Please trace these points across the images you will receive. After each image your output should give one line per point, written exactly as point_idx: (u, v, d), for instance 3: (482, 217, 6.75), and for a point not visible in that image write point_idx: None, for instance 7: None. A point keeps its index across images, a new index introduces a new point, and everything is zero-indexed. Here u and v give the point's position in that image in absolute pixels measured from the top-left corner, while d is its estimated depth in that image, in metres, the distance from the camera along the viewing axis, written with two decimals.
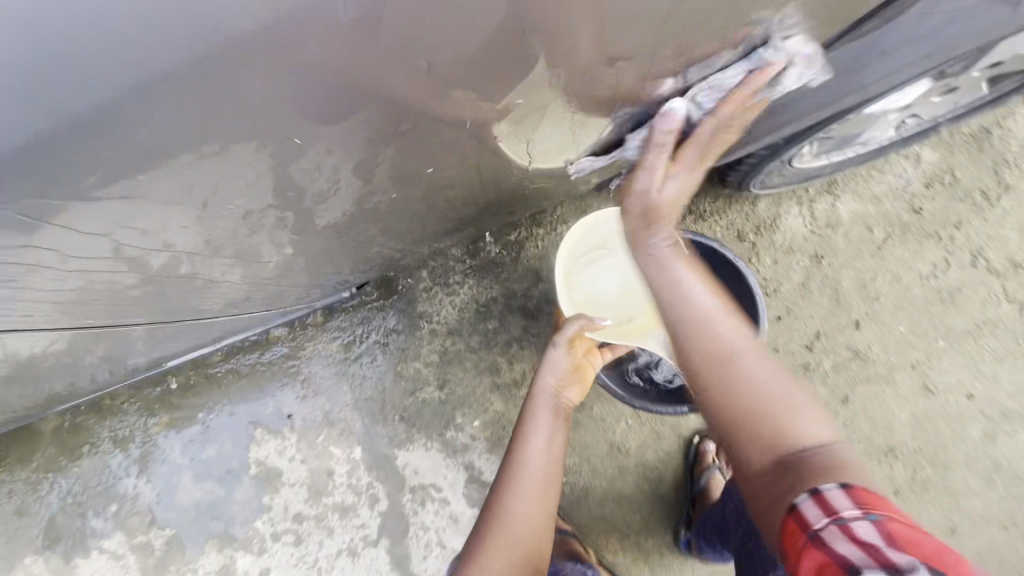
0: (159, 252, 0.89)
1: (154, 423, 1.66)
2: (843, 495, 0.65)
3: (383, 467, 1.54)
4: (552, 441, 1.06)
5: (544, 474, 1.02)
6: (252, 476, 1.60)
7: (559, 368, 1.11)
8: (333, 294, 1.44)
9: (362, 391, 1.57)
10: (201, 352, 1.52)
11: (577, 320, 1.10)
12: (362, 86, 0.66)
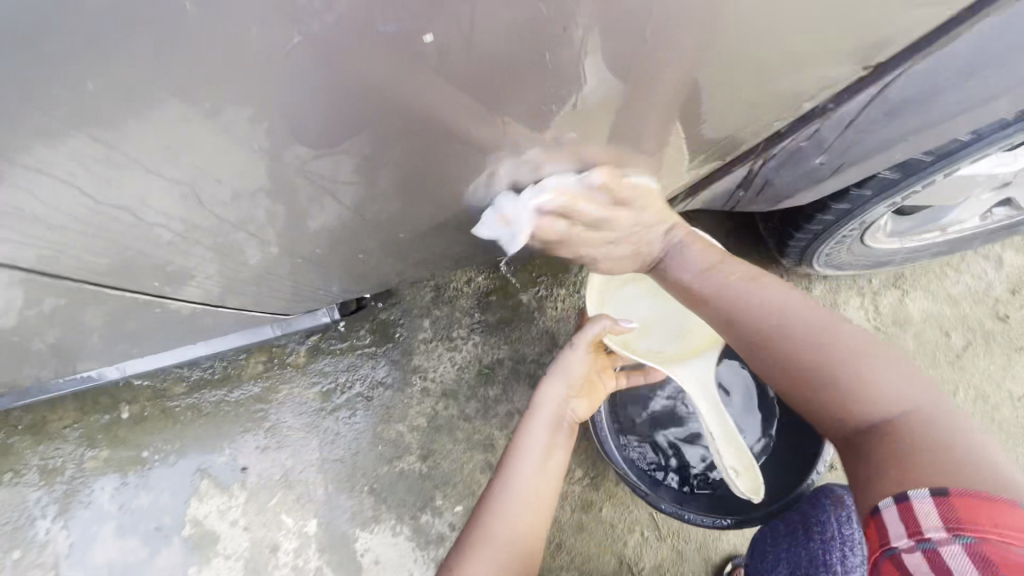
0: (111, 237, 0.74)
1: (91, 456, 1.44)
2: (933, 507, 0.63)
3: (338, 549, 1.26)
4: (551, 452, 0.98)
5: (538, 486, 0.94)
6: (183, 539, 1.33)
7: (571, 373, 1.03)
8: (318, 310, 1.28)
9: (332, 451, 1.33)
10: (159, 364, 1.33)
11: (598, 322, 1.01)
12: (374, 82, 0.57)
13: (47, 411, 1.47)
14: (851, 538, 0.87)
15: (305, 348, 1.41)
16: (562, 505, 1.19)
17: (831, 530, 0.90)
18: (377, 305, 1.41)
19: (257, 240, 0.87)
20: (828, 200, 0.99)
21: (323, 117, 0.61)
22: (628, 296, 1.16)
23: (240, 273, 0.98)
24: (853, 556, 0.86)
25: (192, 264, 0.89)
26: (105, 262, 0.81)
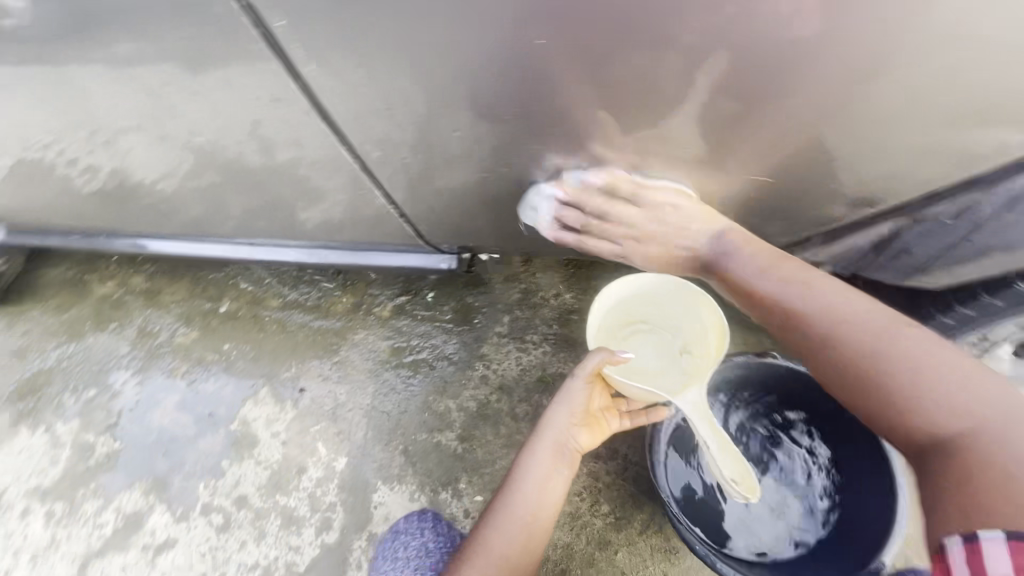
0: (314, 131, 0.90)
1: (182, 333, 1.60)
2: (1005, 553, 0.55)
3: (356, 493, 1.30)
4: (547, 482, 0.93)
5: (529, 515, 0.90)
6: (228, 431, 1.43)
7: (574, 404, 0.97)
8: (423, 259, 1.39)
9: (382, 402, 1.40)
10: (271, 260, 1.48)
11: (598, 351, 0.96)
12: (577, 44, 0.71)
13: (166, 284, 1.68)
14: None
15: (392, 304, 1.52)
16: (578, 533, 1.17)
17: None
18: (467, 289, 1.51)
19: (414, 177, 1.00)
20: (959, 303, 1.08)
21: (510, 82, 0.77)
22: (634, 344, 1.18)
23: (381, 206, 1.12)
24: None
25: (354, 182, 1.03)
26: (294, 155, 0.97)
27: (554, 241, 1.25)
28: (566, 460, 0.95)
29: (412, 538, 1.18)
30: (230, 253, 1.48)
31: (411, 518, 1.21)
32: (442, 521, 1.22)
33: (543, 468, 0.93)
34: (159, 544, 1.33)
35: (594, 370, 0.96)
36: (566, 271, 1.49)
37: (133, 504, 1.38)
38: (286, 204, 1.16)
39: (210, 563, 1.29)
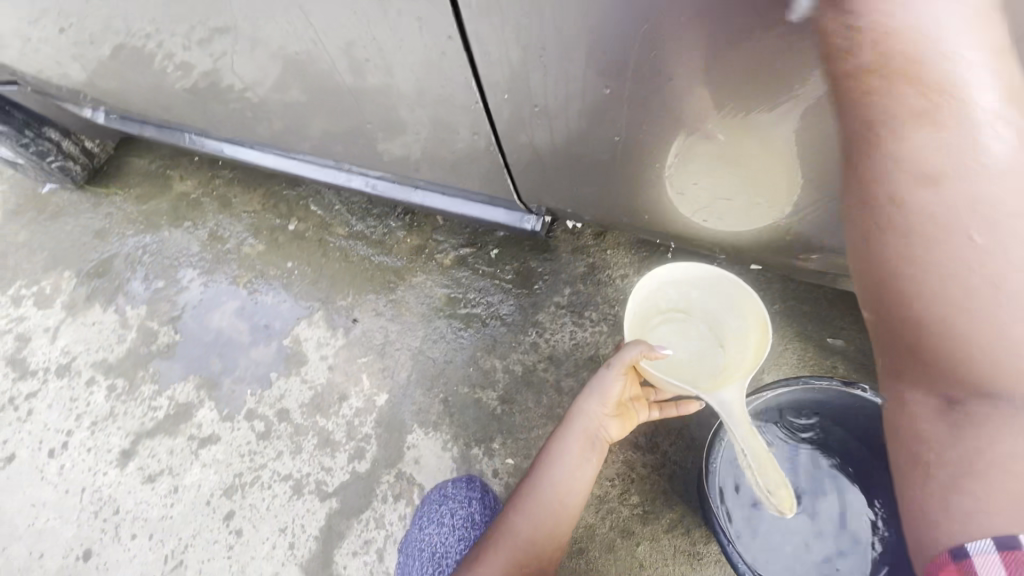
0: (418, 63, 0.86)
1: (249, 243, 1.64)
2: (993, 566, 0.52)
3: (391, 430, 1.33)
4: (573, 476, 0.86)
5: (555, 506, 0.85)
6: (280, 346, 1.48)
7: (608, 396, 0.87)
8: (495, 212, 1.35)
9: (429, 349, 1.40)
10: (343, 184, 1.47)
11: (636, 344, 0.84)
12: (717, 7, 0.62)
13: (240, 193, 1.71)
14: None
15: (455, 254, 1.50)
16: (603, 518, 1.16)
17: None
18: (532, 253, 1.47)
19: (510, 129, 0.95)
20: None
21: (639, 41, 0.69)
22: (663, 331, 1.14)
23: (468, 153, 1.08)
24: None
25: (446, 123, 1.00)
26: (392, 86, 0.93)
27: (636, 221, 1.19)
28: (595, 450, 0.88)
29: (459, 505, 1.17)
30: (304, 170, 1.48)
31: (460, 484, 1.20)
32: (490, 492, 1.19)
33: (571, 461, 0.86)
34: (204, 437, 1.40)
35: (631, 362, 0.85)
36: (639, 253, 1.42)
37: (185, 395, 1.46)
38: (374, 134, 1.13)
39: (247, 465, 1.35)
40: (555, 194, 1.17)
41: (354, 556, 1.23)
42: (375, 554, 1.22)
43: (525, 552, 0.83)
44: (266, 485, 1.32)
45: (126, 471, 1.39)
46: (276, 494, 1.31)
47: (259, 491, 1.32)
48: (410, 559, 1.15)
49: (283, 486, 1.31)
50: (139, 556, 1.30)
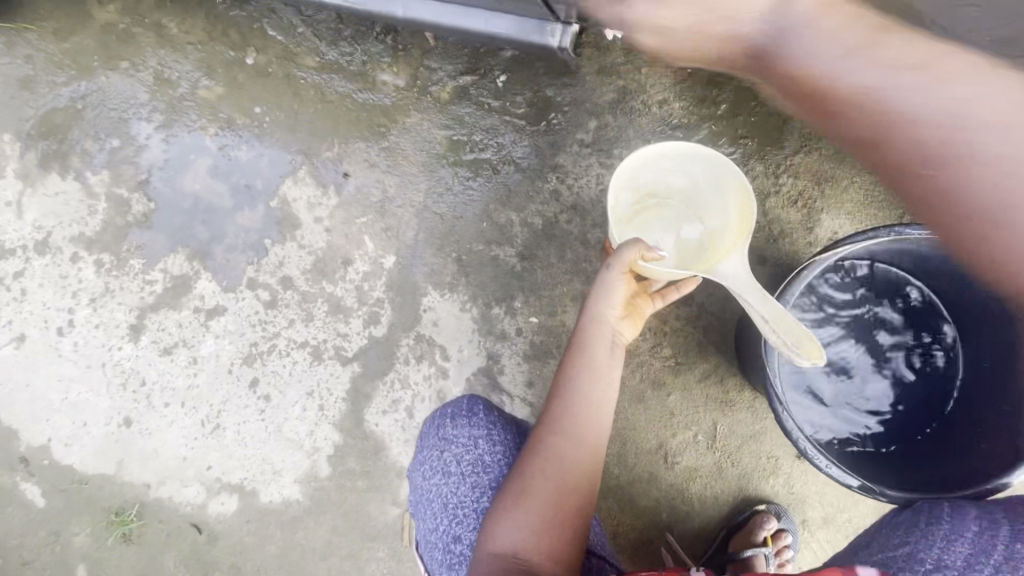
0: None
1: (204, 86, 1.36)
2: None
3: (405, 293, 1.24)
4: (598, 388, 0.78)
5: (587, 423, 0.77)
6: (268, 209, 1.31)
7: (615, 298, 0.79)
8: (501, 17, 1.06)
9: (437, 203, 1.23)
10: None
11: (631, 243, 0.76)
12: None
13: (177, 17, 1.36)
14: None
15: (454, 85, 1.23)
16: (634, 371, 1.12)
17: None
18: (549, 78, 1.19)
19: None
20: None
21: None
22: (644, 224, 1.01)
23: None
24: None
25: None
26: None
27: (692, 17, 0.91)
28: (616, 356, 0.79)
29: (464, 451, 0.90)
30: None
31: (460, 420, 0.92)
32: (498, 422, 0.93)
33: (593, 372, 0.78)
34: (210, 309, 1.33)
35: (630, 263, 0.77)
36: (682, 70, 1.14)
37: (178, 267, 1.35)
38: None
39: (261, 334, 1.30)
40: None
41: (384, 414, 1.24)
42: (404, 412, 1.24)
43: (566, 478, 0.75)
44: (284, 352, 1.29)
45: (141, 345, 1.36)
46: (296, 361, 1.28)
47: (279, 359, 1.29)
48: (421, 511, 0.92)
49: (301, 353, 1.28)
50: (178, 422, 1.34)
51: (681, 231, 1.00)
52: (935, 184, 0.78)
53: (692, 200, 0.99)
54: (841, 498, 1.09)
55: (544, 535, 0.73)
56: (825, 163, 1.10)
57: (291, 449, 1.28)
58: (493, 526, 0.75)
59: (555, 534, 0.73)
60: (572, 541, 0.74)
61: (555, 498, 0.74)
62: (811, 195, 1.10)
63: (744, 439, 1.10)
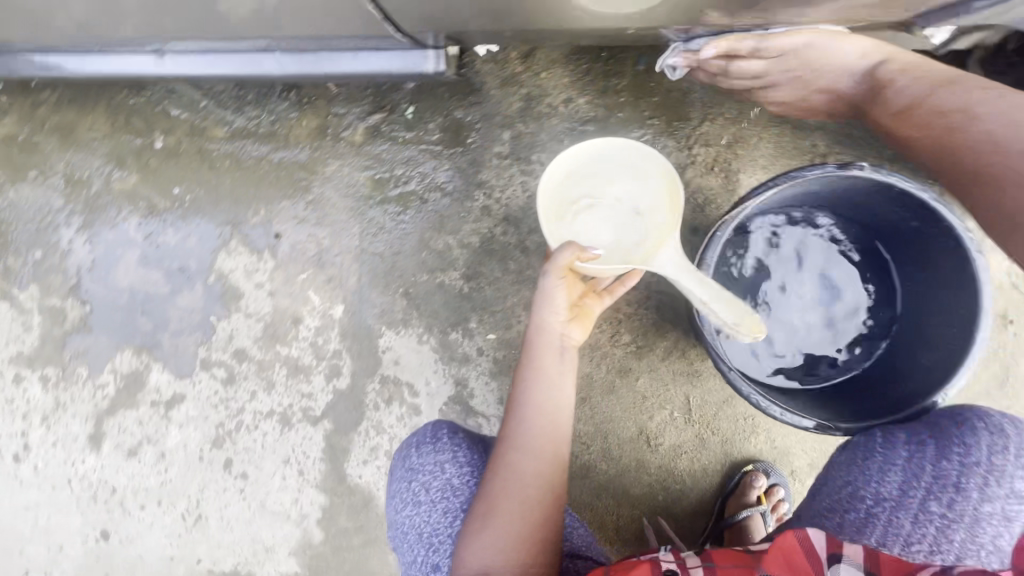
0: None
1: (118, 178, 1.34)
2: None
3: (360, 339, 1.23)
4: (553, 393, 0.77)
5: (548, 434, 0.76)
6: (208, 285, 1.29)
7: (556, 302, 0.79)
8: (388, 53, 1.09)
9: (373, 243, 1.23)
10: (197, 69, 1.17)
11: (569, 247, 0.76)
12: None
13: (77, 117, 1.34)
14: (1000, 469, 0.70)
15: (365, 126, 1.24)
16: (598, 364, 1.13)
17: (976, 454, 0.71)
18: (454, 101, 1.21)
19: None
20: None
21: None
22: (586, 223, 0.94)
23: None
24: (997, 486, 0.70)
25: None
26: None
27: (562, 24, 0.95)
28: (566, 362, 0.79)
29: (431, 477, 0.89)
30: (144, 65, 1.18)
31: (424, 448, 0.92)
32: (463, 442, 0.91)
33: (546, 381, 0.77)
34: (168, 399, 1.29)
35: (566, 264, 0.77)
36: (579, 67, 1.17)
37: (128, 365, 1.31)
38: None
39: (225, 413, 1.27)
40: (447, 18, 0.93)
41: (365, 465, 1.22)
42: (384, 458, 1.21)
43: (530, 495, 0.73)
44: (252, 425, 1.26)
45: (104, 453, 1.31)
46: (266, 432, 1.25)
47: (248, 434, 1.26)
48: (399, 546, 0.90)
49: (269, 423, 1.25)
50: (158, 522, 1.29)
51: (628, 226, 0.92)
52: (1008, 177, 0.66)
53: (636, 192, 0.94)
54: (822, 442, 1.10)
55: (513, 551, 0.71)
56: (732, 125, 1.13)
57: (280, 522, 1.24)
58: (463, 547, 0.73)
59: (525, 547, 0.71)
60: (543, 555, 0.72)
61: (520, 518, 0.72)
62: (727, 158, 1.13)
63: (718, 406, 1.11)
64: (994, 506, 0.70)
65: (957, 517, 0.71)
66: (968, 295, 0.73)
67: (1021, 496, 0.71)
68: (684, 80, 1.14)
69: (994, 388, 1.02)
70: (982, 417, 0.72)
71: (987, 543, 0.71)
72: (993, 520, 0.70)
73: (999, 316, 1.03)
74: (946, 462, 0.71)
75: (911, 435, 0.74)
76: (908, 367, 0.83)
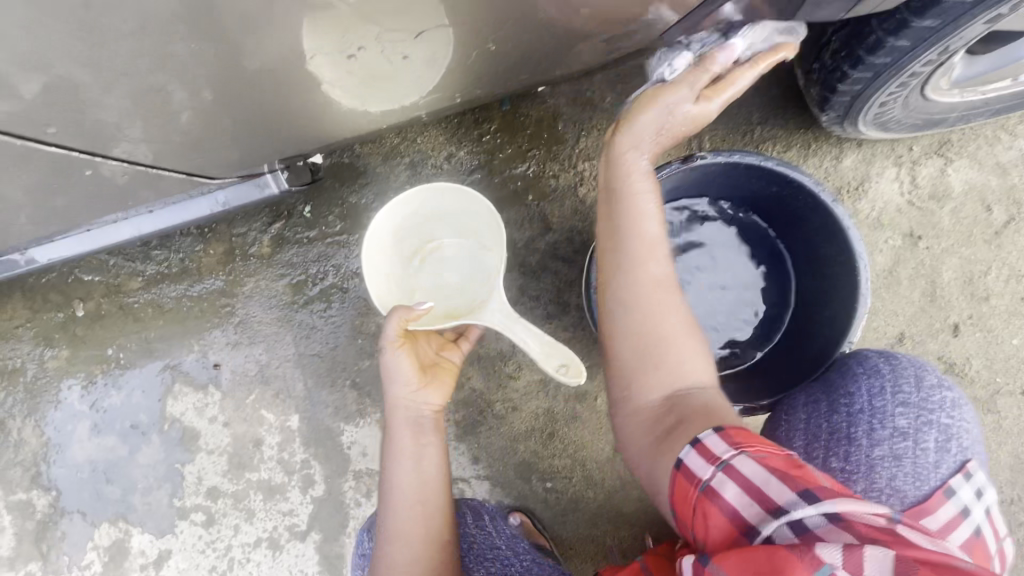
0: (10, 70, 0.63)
1: (50, 356, 1.33)
2: (719, 438, 0.57)
3: (323, 443, 1.22)
4: (419, 468, 0.79)
5: (419, 509, 0.78)
6: (163, 434, 1.28)
7: (403, 374, 0.79)
8: (248, 194, 1.11)
9: (309, 345, 1.24)
10: (80, 248, 1.15)
11: (394, 314, 0.77)
12: None
13: None
14: (881, 410, 0.71)
15: (268, 237, 1.26)
16: (556, 396, 1.13)
17: (858, 401, 0.73)
18: (345, 188, 1.24)
19: (186, 83, 0.73)
20: (861, 53, 0.72)
21: None
22: (434, 270, 0.94)
23: (194, 105, 0.78)
24: (881, 428, 0.70)
25: (142, 74, 0.69)
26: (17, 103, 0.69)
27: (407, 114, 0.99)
28: (427, 433, 0.80)
29: None
30: (23, 260, 1.16)
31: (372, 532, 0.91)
32: None
33: (408, 458, 0.79)
34: (156, 559, 1.27)
35: (398, 333, 0.78)
36: (449, 123, 1.20)
37: (107, 536, 1.28)
38: (65, 176, 0.88)
39: (215, 555, 1.25)
40: (311, 126, 0.93)
41: None
42: None
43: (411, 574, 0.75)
44: (244, 559, 1.23)
45: None
46: (259, 562, 1.23)
47: (242, 569, 1.23)
48: None
49: (260, 551, 1.23)
50: None
51: (467, 262, 0.94)
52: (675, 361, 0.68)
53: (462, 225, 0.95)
54: None
55: None
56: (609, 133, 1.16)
57: None
58: None
59: None
60: None
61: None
62: None
63: None
64: (882, 448, 0.69)
65: (853, 468, 0.69)
66: (842, 244, 0.80)
67: (909, 435, 0.69)
68: (548, 107, 1.17)
69: (925, 305, 1.03)
70: (859, 362, 0.76)
71: (885, 488, 0.67)
72: (884, 464, 0.68)
73: (909, 236, 1.04)
74: (835, 416, 0.74)
75: (804, 395, 0.80)
76: (816, 319, 0.90)
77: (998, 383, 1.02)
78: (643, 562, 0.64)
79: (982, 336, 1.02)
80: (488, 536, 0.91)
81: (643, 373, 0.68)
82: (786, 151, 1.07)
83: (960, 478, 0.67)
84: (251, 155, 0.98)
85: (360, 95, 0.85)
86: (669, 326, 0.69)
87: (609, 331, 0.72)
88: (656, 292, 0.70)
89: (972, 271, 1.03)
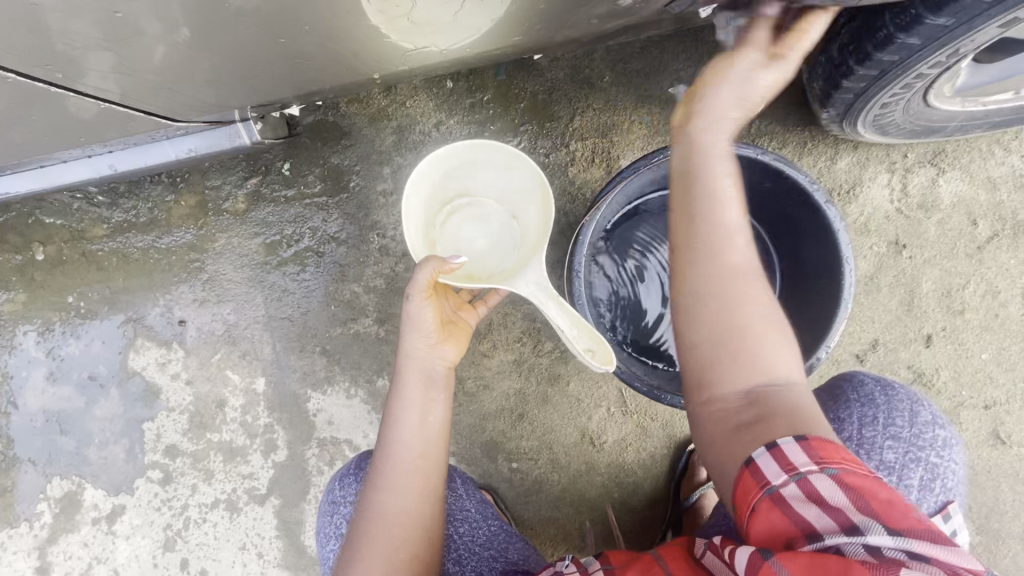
0: None
1: (6, 300, 1.26)
2: (800, 447, 0.53)
3: (288, 409, 1.20)
4: (425, 420, 0.77)
5: (420, 462, 0.75)
6: (122, 388, 1.23)
7: (424, 325, 0.78)
8: (224, 141, 1.05)
9: (280, 308, 1.20)
10: (39, 187, 1.09)
11: (429, 262, 0.74)
12: None
13: None
14: (870, 442, 0.74)
15: (244, 193, 1.21)
16: (529, 377, 1.12)
17: (848, 429, 0.76)
18: (328, 147, 1.19)
19: (161, 16, 0.68)
20: (870, 49, 0.70)
21: None
22: (457, 224, 0.95)
23: (170, 42, 0.73)
24: (868, 460, 0.73)
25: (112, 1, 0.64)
26: None
27: (394, 72, 0.94)
28: (437, 389, 0.79)
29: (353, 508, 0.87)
30: None
31: (347, 479, 0.89)
32: None
33: (415, 408, 0.77)
34: (108, 514, 1.24)
35: (429, 283, 0.75)
36: (441, 88, 1.16)
37: (59, 488, 1.25)
38: (22, 108, 0.82)
39: (170, 514, 1.22)
40: (291, 71, 0.87)
41: None
42: None
43: (403, 527, 0.73)
44: (200, 520, 1.21)
45: None
46: (215, 523, 1.21)
47: (198, 529, 1.21)
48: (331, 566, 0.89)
49: (217, 513, 1.21)
50: None
51: (499, 229, 0.95)
52: (766, 356, 0.60)
53: (507, 190, 0.94)
54: None
55: None
56: (604, 114, 1.12)
57: None
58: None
59: None
60: None
61: (394, 548, 0.72)
62: (605, 148, 1.12)
63: None
64: None
65: None
66: (830, 245, 0.79)
67: (894, 470, 0.72)
68: (545, 81, 1.13)
69: (903, 314, 1.03)
70: (854, 389, 0.79)
71: None
72: None
73: (893, 244, 1.04)
74: None
75: None
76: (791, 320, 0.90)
77: (962, 397, 1.03)
78: (657, 553, 0.64)
79: (953, 349, 1.03)
80: (459, 498, 0.88)
81: (721, 367, 0.61)
82: (782, 147, 1.05)
83: (937, 518, 0.71)
84: (227, 100, 0.93)
85: (353, 42, 0.80)
86: (755, 320, 0.62)
87: (682, 318, 0.64)
88: (730, 279, 0.62)
89: (951, 284, 1.03)
